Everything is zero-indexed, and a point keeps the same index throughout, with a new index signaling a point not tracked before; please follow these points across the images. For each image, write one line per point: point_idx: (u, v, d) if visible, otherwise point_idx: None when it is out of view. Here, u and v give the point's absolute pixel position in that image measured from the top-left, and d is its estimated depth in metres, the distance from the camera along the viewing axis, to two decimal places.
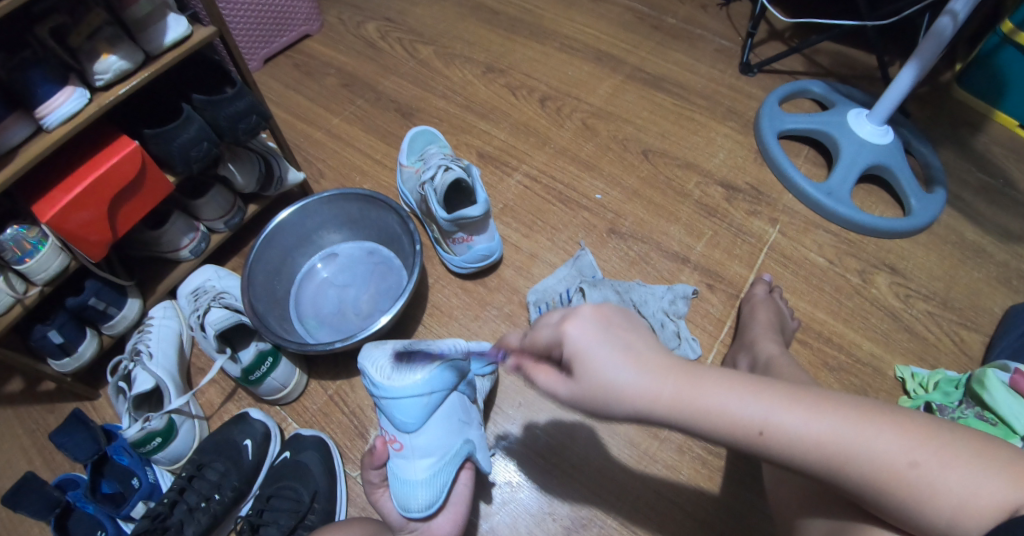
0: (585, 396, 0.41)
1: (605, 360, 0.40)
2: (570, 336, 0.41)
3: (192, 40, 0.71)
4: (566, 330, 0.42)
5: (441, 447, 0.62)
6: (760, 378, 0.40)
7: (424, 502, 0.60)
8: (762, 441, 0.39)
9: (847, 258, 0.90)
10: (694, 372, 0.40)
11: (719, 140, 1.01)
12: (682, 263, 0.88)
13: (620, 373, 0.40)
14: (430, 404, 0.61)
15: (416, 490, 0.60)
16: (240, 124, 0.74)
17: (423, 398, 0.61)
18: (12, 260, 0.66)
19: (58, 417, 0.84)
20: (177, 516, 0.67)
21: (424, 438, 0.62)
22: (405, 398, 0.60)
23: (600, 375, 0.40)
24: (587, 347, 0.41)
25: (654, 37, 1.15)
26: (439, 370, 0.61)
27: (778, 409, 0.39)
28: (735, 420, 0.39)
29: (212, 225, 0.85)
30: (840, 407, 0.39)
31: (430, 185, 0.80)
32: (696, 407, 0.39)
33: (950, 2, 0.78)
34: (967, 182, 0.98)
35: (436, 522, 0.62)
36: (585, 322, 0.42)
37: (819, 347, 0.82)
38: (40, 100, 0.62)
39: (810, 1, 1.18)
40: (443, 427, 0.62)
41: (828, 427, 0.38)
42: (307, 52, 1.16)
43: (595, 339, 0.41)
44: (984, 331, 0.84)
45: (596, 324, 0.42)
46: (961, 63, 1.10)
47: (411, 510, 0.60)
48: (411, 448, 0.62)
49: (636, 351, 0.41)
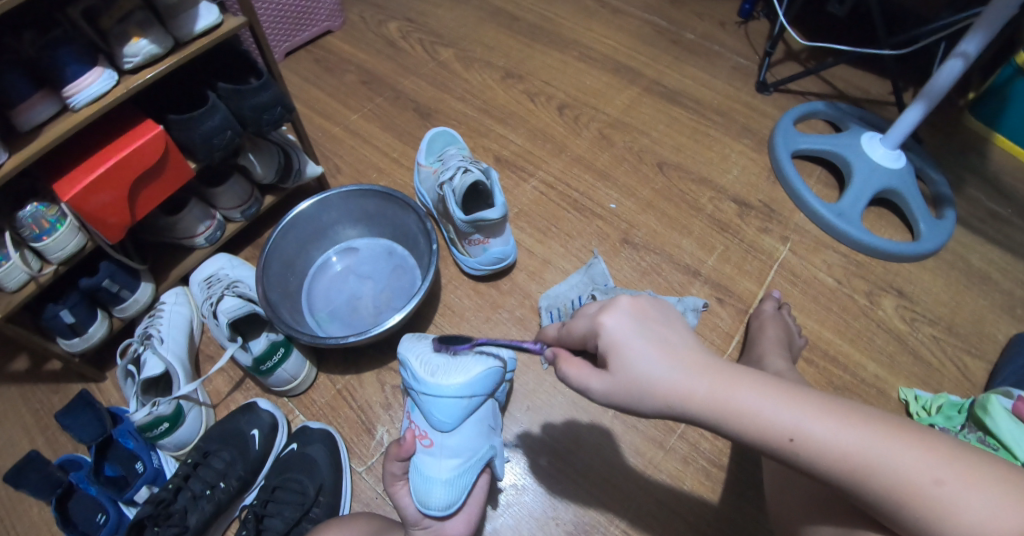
0: (618, 387, 0.43)
1: (640, 350, 0.43)
2: (607, 327, 0.45)
3: (221, 29, 0.71)
4: (601, 321, 0.45)
5: (470, 450, 0.62)
6: (791, 385, 0.41)
7: (444, 502, 0.60)
8: (790, 448, 0.40)
9: (855, 278, 0.91)
10: (728, 372, 0.42)
11: (733, 156, 1.03)
12: (693, 276, 0.89)
13: (654, 367, 0.42)
14: (468, 405, 0.62)
15: (438, 488, 0.59)
16: (264, 115, 0.75)
17: (463, 400, 0.61)
18: (30, 238, 0.67)
19: (63, 397, 0.83)
20: (181, 502, 0.67)
21: (456, 438, 0.62)
22: (446, 398, 0.60)
23: (634, 367, 0.43)
24: (621, 339, 0.44)
25: (672, 52, 1.16)
26: (480, 376, 0.61)
27: (809, 416, 0.40)
28: (767, 425, 0.40)
29: (229, 214, 0.86)
30: (868, 421, 0.40)
31: (448, 186, 0.80)
32: (728, 406, 0.40)
33: (959, 45, 0.80)
34: (975, 210, 0.99)
35: (451, 522, 0.61)
36: (621, 314, 0.45)
37: (825, 366, 0.83)
38: (69, 80, 0.63)
39: (826, 25, 1.20)
40: (475, 430, 0.63)
41: (857, 440, 0.39)
42: (329, 48, 1.17)
43: (631, 331, 0.44)
44: (988, 358, 0.84)
45: (634, 317, 0.45)
46: (974, 92, 1.11)
47: (430, 508, 0.59)
48: (441, 446, 0.62)
49: (671, 347, 0.43)
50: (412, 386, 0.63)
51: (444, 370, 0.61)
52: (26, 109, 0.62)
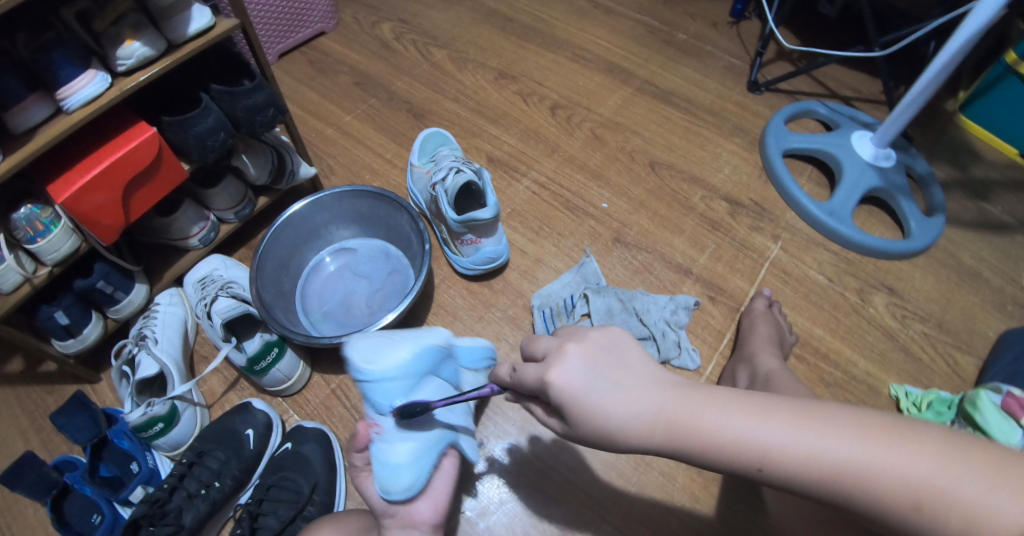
0: (585, 435, 0.46)
1: (597, 402, 0.45)
2: (557, 384, 0.46)
3: (214, 31, 0.72)
4: (550, 378, 0.46)
5: (422, 431, 0.59)
6: (758, 402, 0.41)
7: (407, 485, 0.57)
8: (763, 474, 0.40)
9: (846, 276, 0.92)
10: (688, 405, 0.43)
11: (725, 156, 1.03)
12: (685, 275, 0.90)
13: (617, 416, 0.44)
14: (416, 386, 0.59)
15: (397, 474, 0.57)
16: (258, 116, 0.75)
17: (405, 380, 0.58)
18: (24, 240, 0.67)
19: (57, 399, 0.84)
20: (175, 502, 0.67)
21: (407, 420, 0.58)
22: (387, 379, 0.57)
23: (600, 417, 0.45)
24: (574, 394, 0.45)
25: (664, 52, 1.17)
26: (421, 356, 0.58)
27: (776, 435, 0.39)
28: (735, 456, 0.40)
29: (223, 215, 0.86)
30: (843, 428, 0.38)
31: (440, 186, 0.80)
32: (693, 441, 0.42)
33: (917, 80, 0.85)
34: (965, 207, 1.00)
35: (418, 506, 0.59)
36: (567, 368, 0.46)
37: (816, 363, 0.84)
38: (63, 82, 0.64)
39: (817, 26, 1.21)
40: (425, 411, 0.60)
41: (825, 450, 0.38)
42: (322, 49, 1.17)
43: (582, 384, 0.45)
44: (978, 355, 0.85)
45: (580, 366, 0.46)
46: (965, 91, 1.12)
47: (394, 492, 0.57)
48: (391, 431, 0.58)
49: (623, 387, 0.45)
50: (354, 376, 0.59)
51: (379, 353, 0.58)
52: (19, 111, 0.62)
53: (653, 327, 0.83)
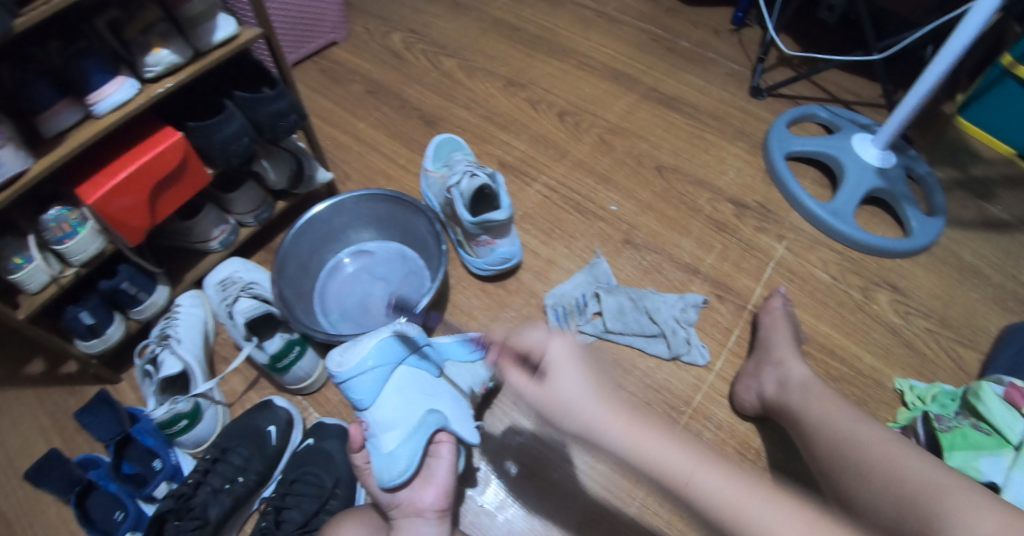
0: (550, 404, 0.50)
1: (576, 377, 0.50)
2: (554, 352, 0.52)
3: (238, 40, 0.75)
4: (552, 344, 0.52)
5: (404, 419, 0.60)
6: (697, 444, 0.47)
7: (400, 470, 0.58)
8: (682, 489, 0.45)
9: (850, 275, 0.94)
10: (643, 419, 0.48)
11: (729, 159, 1.06)
12: (693, 274, 0.92)
13: (569, 390, 0.49)
14: (387, 376, 0.61)
15: (388, 463, 0.58)
16: (280, 122, 0.78)
17: (369, 371, 0.60)
18: (53, 240, 0.69)
19: (79, 399, 0.86)
20: (201, 496, 0.69)
21: (384, 412, 0.61)
22: (352, 375, 0.59)
23: (565, 388, 0.49)
24: (561, 364, 0.51)
25: (668, 59, 1.20)
26: (387, 345, 0.61)
27: (705, 470, 0.45)
28: (666, 465, 0.45)
29: (242, 219, 0.88)
30: (757, 482, 0.45)
31: (456, 189, 0.83)
32: (635, 443, 0.46)
33: (916, 83, 0.87)
34: (965, 207, 1.03)
35: (419, 492, 0.60)
36: (569, 345, 0.52)
37: (822, 359, 0.86)
38: (94, 88, 0.66)
39: (817, 33, 1.24)
40: (402, 400, 0.61)
41: (738, 489, 0.44)
42: (334, 59, 1.20)
43: (573, 360, 0.51)
44: (980, 349, 0.87)
45: (576, 351, 0.52)
46: (962, 95, 1.15)
47: (389, 479, 0.58)
48: (374, 423, 0.61)
49: (593, 380, 0.50)
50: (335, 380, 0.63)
51: (343, 350, 0.60)
52: (51, 116, 0.65)
53: (664, 324, 0.85)
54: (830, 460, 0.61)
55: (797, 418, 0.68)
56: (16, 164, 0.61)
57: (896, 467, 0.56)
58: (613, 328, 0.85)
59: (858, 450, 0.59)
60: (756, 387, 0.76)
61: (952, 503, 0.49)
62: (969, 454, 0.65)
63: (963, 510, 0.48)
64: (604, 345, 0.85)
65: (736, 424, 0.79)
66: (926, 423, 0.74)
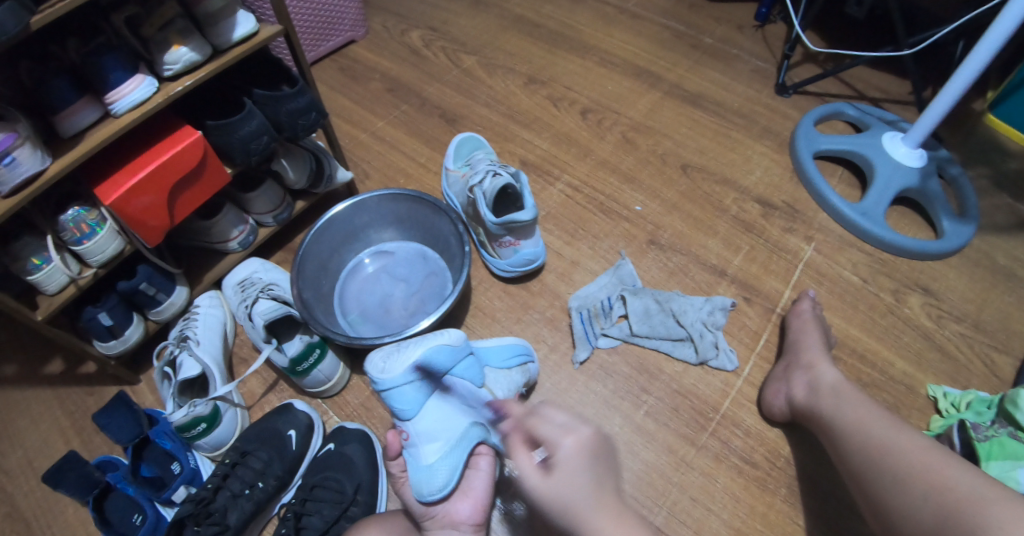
0: (546, 504, 0.45)
1: (581, 484, 0.44)
2: (565, 448, 0.46)
3: (258, 37, 0.74)
4: (563, 439, 0.46)
5: (445, 431, 0.61)
6: None
7: (439, 485, 0.58)
8: None
9: (880, 277, 0.91)
10: None
11: (756, 157, 1.03)
12: (720, 276, 0.89)
13: (570, 495, 0.44)
14: (432, 387, 0.63)
15: (428, 476, 0.59)
16: (300, 120, 0.76)
17: (416, 383, 0.61)
18: (71, 241, 0.68)
19: (97, 400, 0.85)
20: (220, 501, 0.68)
21: (425, 423, 0.61)
22: (398, 387, 0.60)
23: (565, 488, 0.45)
24: (569, 463, 0.45)
25: (692, 56, 1.17)
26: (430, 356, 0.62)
27: None
28: None
29: (261, 219, 0.87)
30: None
31: (478, 189, 0.81)
32: None
33: (952, 78, 0.85)
34: (997, 207, 1.00)
35: (455, 504, 0.61)
36: (580, 442, 0.46)
37: (853, 364, 0.83)
38: (112, 86, 0.65)
39: (844, 29, 1.21)
40: (444, 412, 0.62)
41: None
42: (353, 57, 1.19)
43: (581, 462, 0.45)
44: (1016, 355, 0.84)
45: (588, 450, 0.46)
46: (994, 92, 1.12)
47: (429, 493, 0.59)
48: (416, 435, 0.61)
49: (596, 484, 0.45)
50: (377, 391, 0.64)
51: (389, 362, 0.61)
52: (69, 114, 0.64)
53: (691, 328, 0.83)
54: (863, 465, 0.59)
55: (830, 425, 0.65)
56: (33, 164, 0.60)
57: (939, 474, 0.52)
58: (638, 331, 0.83)
59: (896, 458, 0.56)
60: (785, 391, 0.74)
61: (996, 513, 0.46)
62: (1006, 464, 0.64)
63: (1011, 520, 0.45)
64: (629, 349, 0.83)
65: (765, 431, 0.77)
66: (962, 430, 0.71)
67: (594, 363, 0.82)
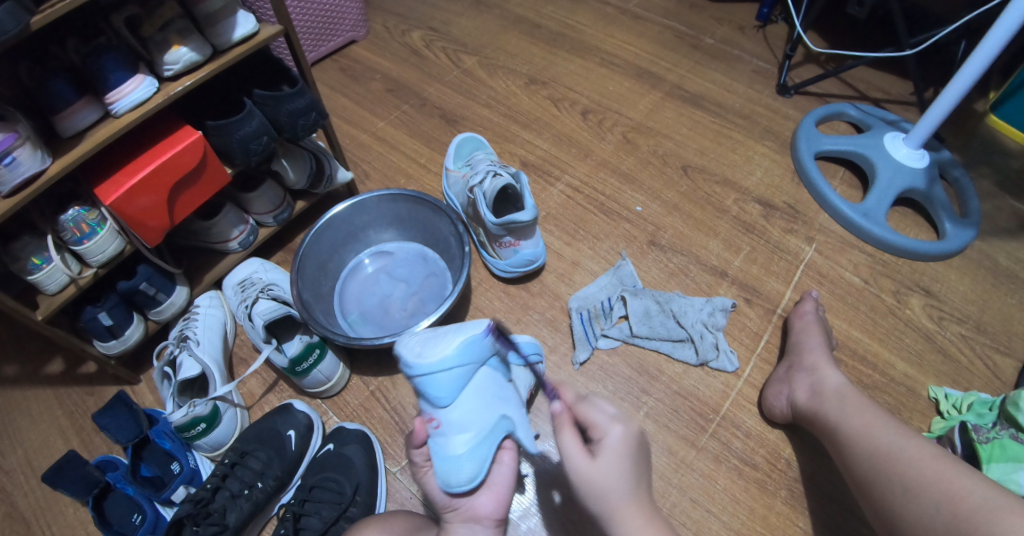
0: (587, 479, 0.51)
1: (623, 469, 0.51)
2: (615, 435, 0.52)
3: (258, 37, 0.74)
4: (616, 428, 0.52)
5: (478, 423, 0.56)
6: None
7: (469, 477, 0.56)
8: None
9: (882, 278, 0.91)
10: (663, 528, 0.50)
11: (757, 158, 1.03)
12: (720, 277, 0.89)
13: (612, 476, 0.51)
14: (466, 377, 0.56)
15: (458, 467, 0.56)
16: (300, 120, 0.76)
17: (457, 372, 0.55)
18: (72, 241, 0.68)
19: (97, 400, 0.85)
20: (219, 501, 0.68)
21: (460, 413, 0.56)
22: (436, 375, 0.55)
23: (611, 473, 0.51)
24: (616, 450, 0.52)
25: (693, 56, 1.17)
26: (469, 344, 0.55)
27: None
28: None
29: (262, 219, 0.87)
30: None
31: (478, 189, 0.81)
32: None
33: (954, 79, 0.84)
34: (1000, 208, 1.00)
35: (481, 500, 0.59)
36: (626, 435, 0.52)
37: (854, 365, 0.83)
38: (112, 87, 0.65)
39: (845, 30, 1.21)
40: (479, 403, 0.57)
41: None
42: (353, 57, 1.19)
43: (626, 452, 0.52)
44: (1018, 356, 0.84)
45: (632, 443, 0.52)
46: (995, 92, 1.12)
47: (456, 485, 0.56)
48: (447, 425, 0.56)
49: (635, 475, 0.51)
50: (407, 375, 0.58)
51: (428, 347, 0.55)
52: (69, 114, 0.64)
53: (691, 329, 0.82)
54: (870, 473, 0.59)
55: (834, 429, 0.65)
56: (34, 164, 0.60)
57: (948, 482, 0.52)
58: (638, 332, 0.82)
59: (904, 467, 0.56)
60: (786, 393, 0.73)
61: (1007, 526, 0.47)
62: (1007, 466, 0.64)
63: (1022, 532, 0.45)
64: (629, 350, 0.83)
65: (766, 432, 0.77)
66: (963, 433, 0.72)
67: (594, 364, 0.82)
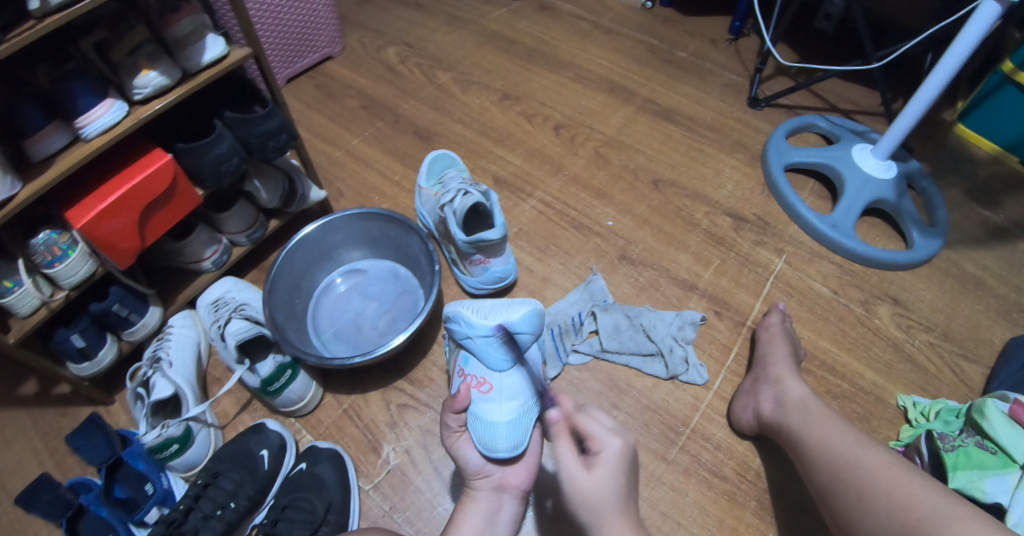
0: (579, 492, 0.53)
1: (616, 481, 0.53)
2: (614, 448, 0.54)
3: (228, 60, 0.74)
4: (615, 441, 0.54)
5: (524, 393, 0.66)
6: None
7: (513, 443, 0.63)
8: None
9: (850, 288, 0.93)
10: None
11: (727, 172, 1.05)
12: (690, 290, 0.91)
13: (604, 488, 0.52)
14: (522, 345, 0.66)
15: (503, 431, 0.63)
16: (270, 142, 0.77)
17: (517, 338, 0.66)
18: (43, 264, 0.69)
19: (71, 420, 0.85)
20: (191, 523, 0.68)
21: (511, 380, 0.66)
22: (501, 338, 0.65)
23: (604, 486, 0.53)
24: (611, 463, 0.53)
25: (665, 70, 1.19)
26: (526, 317, 0.65)
27: None
28: None
29: (235, 238, 0.88)
30: None
31: (449, 208, 0.82)
32: None
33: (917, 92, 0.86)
34: (968, 216, 1.02)
35: (513, 470, 0.65)
36: (621, 448, 0.54)
37: (822, 376, 0.85)
38: (81, 111, 0.66)
39: (814, 42, 1.23)
40: (527, 375, 0.67)
41: None
42: (329, 74, 1.20)
43: (621, 466, 0.53)
44: (984, 363, 0.86)
45: (625, 458, 0.54)
46: (962, 102, 1.14)
47: (497, 450, 0.63)
48: (499, 390, 0.65)
49: (626, 489, 0.53)
50: (466, 337, 0.67)
51: (494, 312, 0.66)
52: (39, 139, 0.64)
53: (660, 343, 0.84)
54: (830, 481, 0.60)
55: (797, 440, 0.66)
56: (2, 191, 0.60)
57: (903, 492, 0.53)
58: (608, 346, 0.84)
59: (863, 477, 0.57)
60: (753, 406, 0.75)
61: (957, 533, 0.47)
62: (972, 474, 0.64)
63: None
64: (599, 365, 0.84)
65: (735, 444, 0.78)
66: (929, 442, 0.72)
67: (565, 379, 0.83)
